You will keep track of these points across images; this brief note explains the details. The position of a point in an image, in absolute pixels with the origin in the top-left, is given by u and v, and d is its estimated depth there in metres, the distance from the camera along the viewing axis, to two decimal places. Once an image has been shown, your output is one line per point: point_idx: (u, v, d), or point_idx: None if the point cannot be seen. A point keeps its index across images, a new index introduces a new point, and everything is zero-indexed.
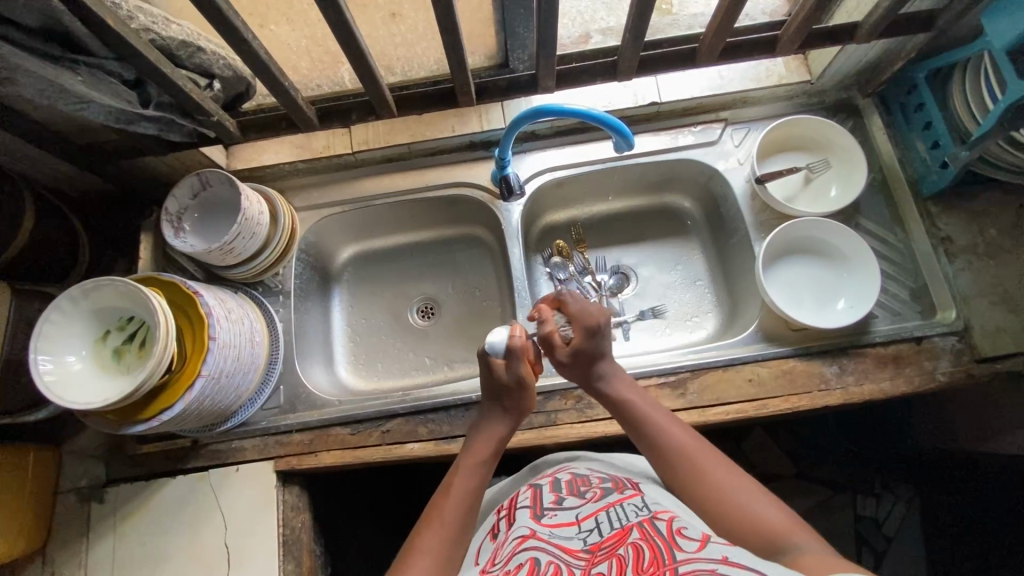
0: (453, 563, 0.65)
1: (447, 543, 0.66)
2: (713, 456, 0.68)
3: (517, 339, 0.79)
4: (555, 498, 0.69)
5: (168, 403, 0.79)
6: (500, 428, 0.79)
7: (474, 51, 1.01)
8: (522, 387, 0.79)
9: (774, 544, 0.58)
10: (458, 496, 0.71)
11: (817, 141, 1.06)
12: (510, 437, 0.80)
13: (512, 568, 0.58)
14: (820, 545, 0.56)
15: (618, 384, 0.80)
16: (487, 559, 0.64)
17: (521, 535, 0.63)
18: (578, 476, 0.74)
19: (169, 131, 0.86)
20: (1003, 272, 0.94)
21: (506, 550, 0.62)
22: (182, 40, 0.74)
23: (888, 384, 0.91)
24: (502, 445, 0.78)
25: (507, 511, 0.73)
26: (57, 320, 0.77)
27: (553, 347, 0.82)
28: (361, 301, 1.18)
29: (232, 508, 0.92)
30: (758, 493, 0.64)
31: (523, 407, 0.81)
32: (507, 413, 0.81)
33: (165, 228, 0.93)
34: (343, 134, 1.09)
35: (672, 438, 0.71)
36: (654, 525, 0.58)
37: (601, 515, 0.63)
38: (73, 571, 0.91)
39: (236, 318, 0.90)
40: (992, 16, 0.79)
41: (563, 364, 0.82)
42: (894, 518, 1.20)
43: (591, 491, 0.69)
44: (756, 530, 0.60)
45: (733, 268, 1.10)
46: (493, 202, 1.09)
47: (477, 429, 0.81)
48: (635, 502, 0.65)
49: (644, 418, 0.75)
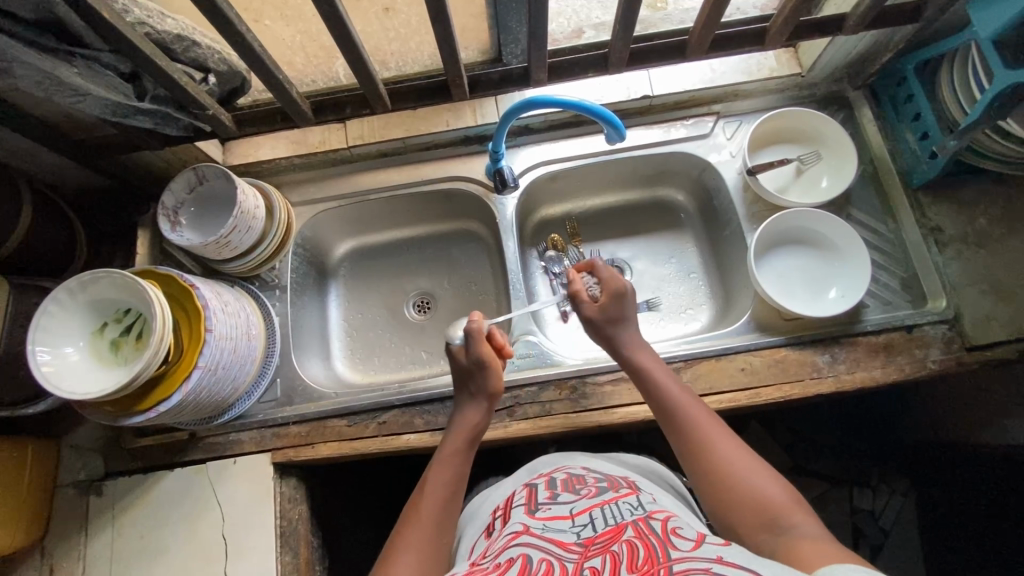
0: (437, 559, 0.66)
1: (428, 539, 0.67)
2: (724, 432, 0.69)
3: (474, 324, 0.83)
4: (550, 494, 0.70)
5: (165, 394, 0.80)
6: (472, 411, 0.81)
7: (468, 47, 1.03)
8: (482, 366, 0.81)
9: (774, 524, 0.58)
10: (434, 492, 0.71)
11: (807, 132, 1.08)
12: (487, 421, 0.81)
13: (504, 563, 0.57)
14: (815, 526, 0.57)
15: (638, 349, 0.83)
16: (479, 553, 0.65)
17: (514, 531, 0.63)
18: (574, 475, 0.75)
19: (165, 126, 0.87)
20: (993, 260, 0.95)
21: (498, 544, 0.63)
22: (177, 34, 0.76)
23: (879, 372, 0.92)
24: (480, 428, 0.80)
25: (502, 510, 0.73)
26: (54, 312, 0.78)
27: (580, 303, 0.87)
28: (358, 296, 1.19)
29: (230, 499, 0.93)
30: (763, 471, 0.64)
31: (491, 387, 0.82)
32: (476, 397, 0.82)
33: (163, 222, 0.94)
34: (339, 129, 1.10)
35: (686, 411, 0.72)
36: (649, 524, 0.59)
37: (596, 510, 0.64)
38: (72, 563, 0.92)
39: (233, 311, 0.91)
40: (975, 6, 0.80)
41: (589, 321, 0.86)
42: (891, 511, 1.20)
43: (586, 488, 0.70)
44: (757, 510, 0.60)
45: (726, 259, 1.11)
46: (488, 196, 1.10)
47: (455, 418, 0.82)
48: (630, 501, 0.66)
49: (659, 389, 0.76)
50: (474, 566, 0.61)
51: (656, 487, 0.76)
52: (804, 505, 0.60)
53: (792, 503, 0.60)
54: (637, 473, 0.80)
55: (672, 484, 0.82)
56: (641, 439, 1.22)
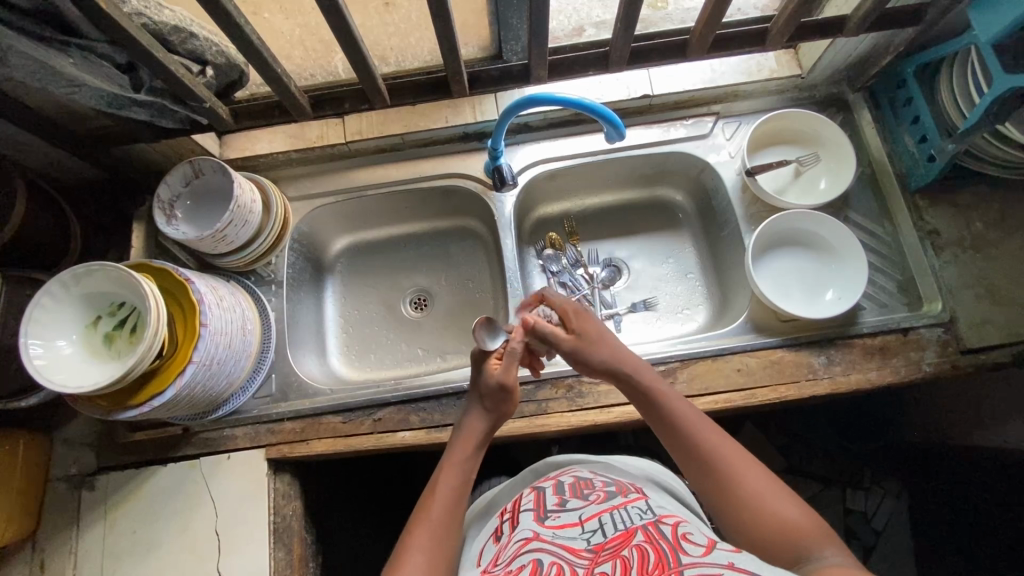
0: (446, 558, 0.66)
1: (439, 540, 0.67)
2: (747, 460, 0.66)
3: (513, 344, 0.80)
4: (559, 500, 0.70)
5: (160, 388, 0.79)
6: (481, 424, 0.79)
7: (468, 43, 1.03)
8: (505, 390, 0.79)
9: (800, 554, 0.58)
10: (444, 495, 0.71)
11: (806, 134, 1.08)
12: (490, 434, 0.80)
13: (515, 569, 0.57)
14: (843, 553, 0.57)
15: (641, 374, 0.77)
16: (488, 559, 0.65)
17: (524, 537, 0.63)
18: (581, 479, 0.75)
19: (161, 117, 0.86)
20: (988, 264, 0.95)
21: (508, 551, 0.62)
22: (174, 25, 0.74)
23: (875, 373, 0.92)
24: (485, 438, 0.79)
25: (511, 513, 0.73)
26: (48, 305, 0.77)
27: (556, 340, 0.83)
28: (354, 293, 1.18)
29: (222, 495, 0.92)
30: (783, 494, 0.63)
31: (505, 408, 0.80)
32: (491, 411, 0.80)
33: (158, 215, 0.93)
34: (337, 124, 1.09)
35: (696, 435, 0.69)
36: (659, 529, 0.59)
37: (605, 515, 0.64)
38: (62, 558, 0.91)
39: (228, 306, 0.90)
40: (977, 8, 0.80)
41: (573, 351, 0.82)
42: (882, 513, 1.20)
43: (595, 493, 0.70)
44: (780, 542, 0.59)
45: (723, 260, 1.11)
46: (487, 193, 1.10)
47: (460, 422, 0.81)
48: (639, 505, 0.66)
49: (676, 419, 0.71)
50: (486, 573, 0.60)
51: (662, 492, 0.76)
52: (828, 532, 0.59)
53: (820, 533, 0.59)
54: (641, 478, 0.80)
55: (671, 486, 0.83)
56: (637, 440, 1.23)
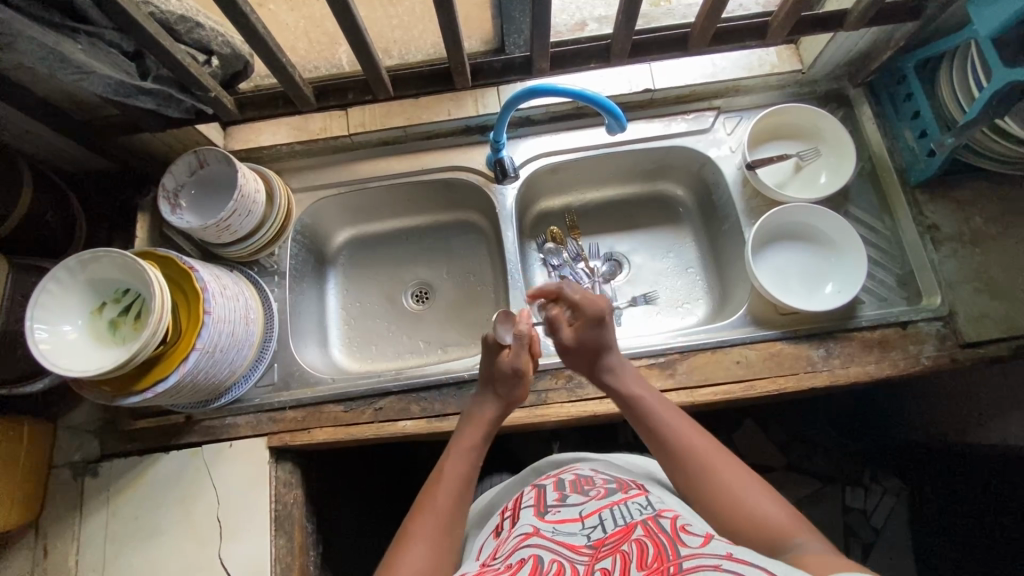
0: (450, 547, 0.66)
1: (442, 526, 0.67)
2: (726, 459, 0.66)
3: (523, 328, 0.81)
4: (559, 495, 0.70)
5: (163, 374, 0.80)
6: (490, 410, 0.80)
7: (471, 36, 1.04)
8: (519, 376, 0.80)
9: (781, 545, 0.57)
10: (452, 477, 0.71)
11: (807, 129, 1.08)
12: (499, 421, 0.81)
13: (515, 564, 0.57)
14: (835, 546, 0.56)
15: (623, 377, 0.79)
16: (488, 554, 0.65)
17: (524, 533, 0.63)
18: (581, 476, 0.75)
19: (167, 106, 0.87)
20: (987, 258, 0.95)
21: (508, 546, 0.63)
22: (181, 15, 0.75)
23: (874, 366, 0.93)
24: (495, 426, 0.80)
25: (511, 510, 0.73)
26: (54, 291, 0.78)
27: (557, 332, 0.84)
28: (356, 284, 1.19)
29: (224, 482, 0.93)
30: (766, 495, 0.62)
31: (515, 396, 0.81)
32: (502, 398, 0.81)
33: (163, 205, 0.94)
34: (341, 116, 1.10)
35: (678, 434, 0.70)
36: (659, 523, 0.59)
37: (605, 510, 0.64)
38: (65, 545, 0.92)
39: (231, 295, 0.91)
40: (976, 4, 0.81)
41: (566, 349, 0.83)
42: (882, 510, 1.17)
43: (595, 489, 0.71)
44: (760, 534, 0.59)
45: (723, 254, 1.12)
46: (488, 185, 1.10)
47: (470, 408, 0.82)
48: (639, 501, 0.66)
49: (654, 419, 0.72)
50: (485, 567, 0.61)
51: (661, 486, 0.76)
52: (809, 525, 0.59)
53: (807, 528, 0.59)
54: (641, 474, 0.80)
55: None
56: (636, 437, 1.23)
